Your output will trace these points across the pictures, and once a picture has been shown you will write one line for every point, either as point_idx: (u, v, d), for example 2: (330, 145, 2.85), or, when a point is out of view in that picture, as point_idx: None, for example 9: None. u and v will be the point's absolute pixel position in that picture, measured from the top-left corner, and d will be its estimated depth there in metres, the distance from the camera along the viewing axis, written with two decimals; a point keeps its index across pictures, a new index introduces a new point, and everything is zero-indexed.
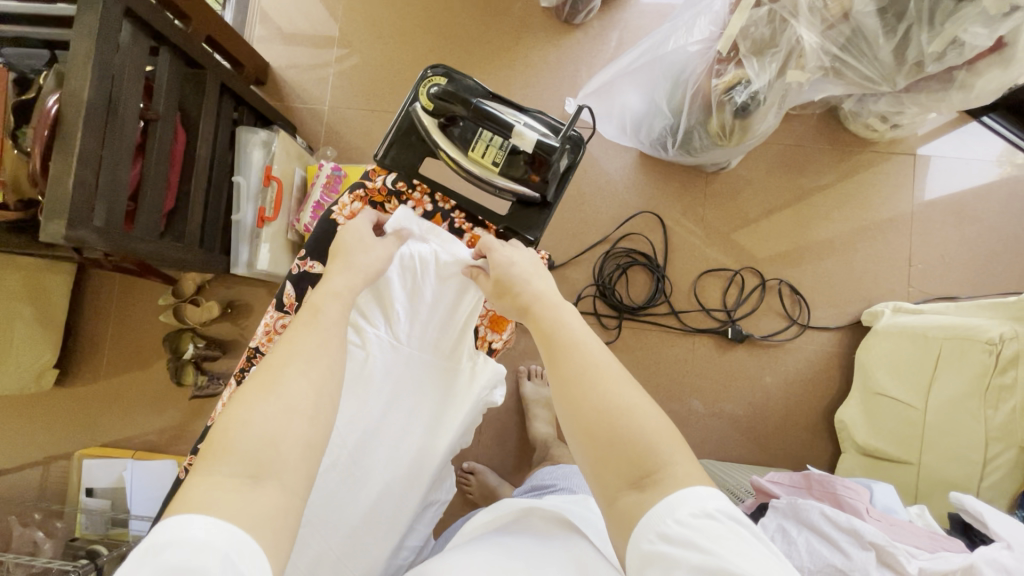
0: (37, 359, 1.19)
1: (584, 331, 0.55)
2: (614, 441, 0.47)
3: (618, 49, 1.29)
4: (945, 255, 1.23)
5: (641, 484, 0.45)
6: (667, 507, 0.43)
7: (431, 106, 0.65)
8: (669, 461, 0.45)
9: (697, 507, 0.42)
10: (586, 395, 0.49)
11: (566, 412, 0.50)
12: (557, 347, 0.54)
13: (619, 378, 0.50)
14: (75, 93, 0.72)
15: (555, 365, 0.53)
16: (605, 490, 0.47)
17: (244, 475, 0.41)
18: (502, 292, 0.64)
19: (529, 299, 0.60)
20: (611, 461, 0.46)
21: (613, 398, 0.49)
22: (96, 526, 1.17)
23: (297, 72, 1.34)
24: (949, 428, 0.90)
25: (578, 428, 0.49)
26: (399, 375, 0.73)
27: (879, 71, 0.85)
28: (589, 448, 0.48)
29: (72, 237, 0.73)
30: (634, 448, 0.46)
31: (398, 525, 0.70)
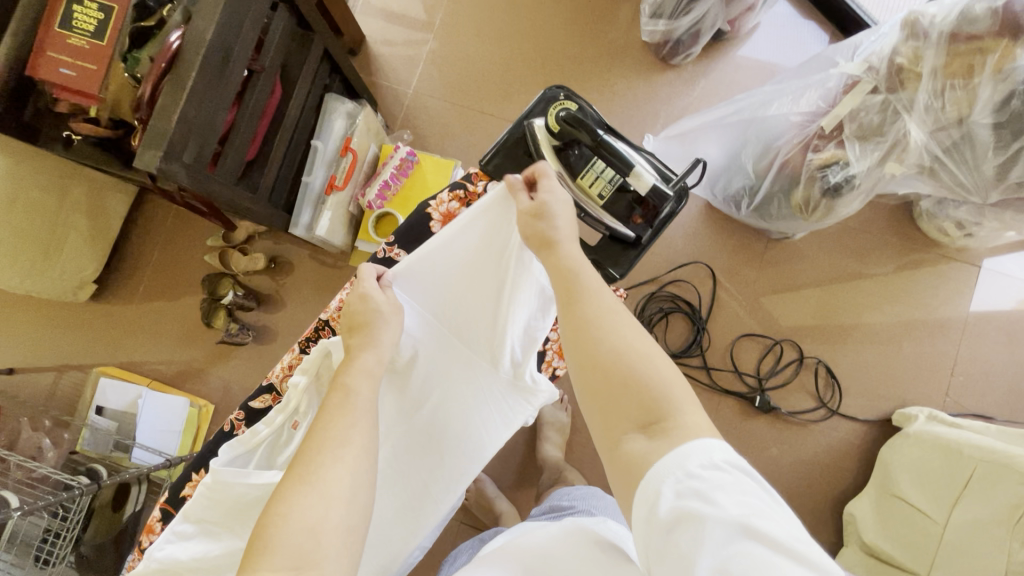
0: (80, 271, 1.21)
1: (598, 281, 0.55)
2: (627, 387, 0.48)
3: (707, 96, 1.29)
4: (989, 373, 1.21)
5: (648, 428, 0.46)
6: (676, 458, 0.42)
7: (556, 128, 0.64)
8: (678, 410, 0.46)
9: (706, 457, 0.41)
10: (602, 339, 0.50)
11: (579, 351, 0.52)
12: (574, 294, 0.54)
13: (634, 329, 0.51)
14: (198, 35, 0.74)
15: (570, 309, 0.54)
16: (611, 434, 0.48)
17: (289, 567, 0.44)
18: (537, 217, 0.60)
19: (549, 235, 0.59)
20: (622, 405, 0.48)
21: (628, 345, 0.50)
22: (100, 446, 1.21)
23: (390, 50, 1.36)
24: (965, 548, 0.88)
25: (590, 373, 0.50)
26: (453, 381, 0.73)
27: (976, 180, 0.84)
28: (599, 393, 0.49)
29: (163, 170, 0.74)
30: (646, 394, 0.47)
31: (430, 520, 0.71)
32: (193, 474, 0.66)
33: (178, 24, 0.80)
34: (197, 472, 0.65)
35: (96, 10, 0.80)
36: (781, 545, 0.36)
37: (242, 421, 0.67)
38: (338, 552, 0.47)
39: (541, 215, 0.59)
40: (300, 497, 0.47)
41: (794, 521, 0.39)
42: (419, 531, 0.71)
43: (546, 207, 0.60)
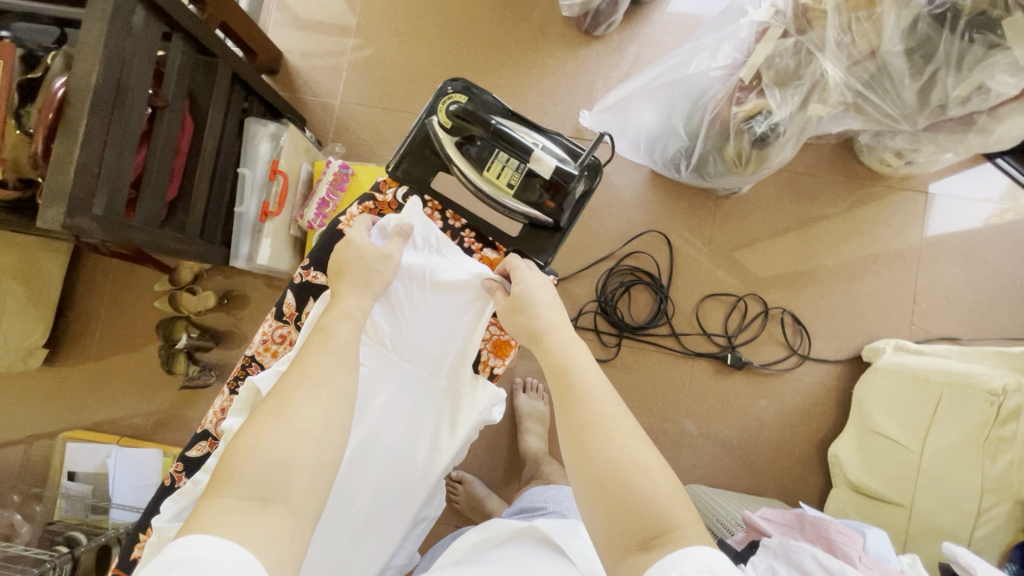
0: (26, 338, 1.17)
1: (595, 379, 0.53)
2: (624, 500, 0.44)
3: (637, 63, 1.28)
4: (950, 295, 1.22)
5: (648, 545, 0.43)
6: (669, 565, 0.40)
7: (449, 124, 0.64)
8: (679, 524, 0.43)
9: (702, 565, 0.40)
10: (599, 450, 0.47)
11: (575, 461, 0.48)
12: (569, 391, 0.52)
13: (635, 434, 0.48)
14: (83, 78, 0.70)
15: (565, 409, 0.51)
16: (612, 549, 0.45)
17: (253, 498, 0.41)
18: (514, 312, 0.62)
19: (535, 328, 0.59)
20: (621, 522, 0.44)
21: (627, 457, 0.46)
22: (77, 511, 1.17)
23: (310, 63, 1.32)
24: (944, 471, 0.90)
25: (586, 483, 0.46)
26: (397, 395, 0.72)
27: (901, 110, 0.84)
28: (599, 506, 0.46)
29: (70, 226, 0.71)
30: (646, 509, 0.44)
31: (393, 536, 0.70)
32: (141, 536, 0.65)
33: (61, 71, 0.78)
34: (143, 533, 0.65)
35: None
36: None
37: (182, 475, 0.67)
38: (309, 491, 0.44)
39: (517, 309, 0.62)
40: (270, 429, 0.45)
41: None
42: (381, 550, 0.70)
43: (523, 299, 0.62)
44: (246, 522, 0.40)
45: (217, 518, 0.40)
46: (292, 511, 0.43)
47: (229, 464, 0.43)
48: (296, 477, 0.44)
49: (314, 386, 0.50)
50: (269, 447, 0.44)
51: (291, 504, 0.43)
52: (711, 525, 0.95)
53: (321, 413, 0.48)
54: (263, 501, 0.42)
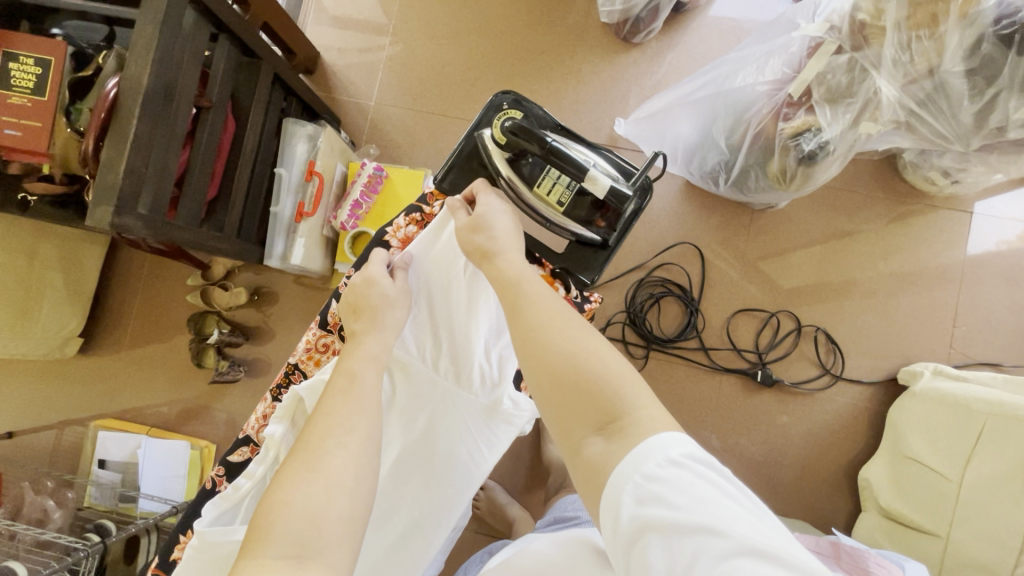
0: (64, 326, 1.20)
1: (543, 286, 0.56)
2: (578, 388, 0.48)
3: (674, 71, 1.26)
4: (992, 319, 1.18)
5: (606, 428, 0.46)
6: (634, 459, 0.43)
7: (503, 140, 0.62)
8: (631, 404, 0.46)
9: (662, 455, 0.42)
10: (551, 346, 0.50)
11: (530, 363, 0.51)
12: (518, 300, 0.54)
13: (582, 328, 0.51)
14: (133, 79, 0.71)
15: (518, 316, 0.53)
16: (571, 438, 0.48)
17: (292, 556, 0.44)
18: (473, 230, 0.61)
19: (487, 246, 0.60)
20: (578, 408, 0.47)
21: (578, 349, 0.49)
22: (106, 500, 1.20)
23: (346, 64, 1.33)
24: (984, 505, 0.87)
25: (542, 379, 0.50)
26: (435, 411, 0.71)
27: (956, 130, 0.80)
28: (557, 401, 0.49)
29: (118, 225, 0.72)
30: (599, 392, 0.47)
31: (429, 549, 0.71)
32: (180, 537, 0.66)
33: (114, 71, 0.79)
34: (184, 534, 0.65)
35: (33, 65, 0.77)
36: (733, 538, 0.37)
37: (221, 477, 0.68)
38: (341, 543, 0.48)
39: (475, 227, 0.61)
40: (304, 484, 0.49)
41: (762, 514, 0.40)
42: (419, 561, 0.71)
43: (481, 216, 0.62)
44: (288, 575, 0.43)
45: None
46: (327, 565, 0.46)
47: None
48: (330, 530, 0.47)
49: None
50: (304, 501, 0.48)
51: (326, 558, 0.46)
52: None
53: (351, 461, 0.52)
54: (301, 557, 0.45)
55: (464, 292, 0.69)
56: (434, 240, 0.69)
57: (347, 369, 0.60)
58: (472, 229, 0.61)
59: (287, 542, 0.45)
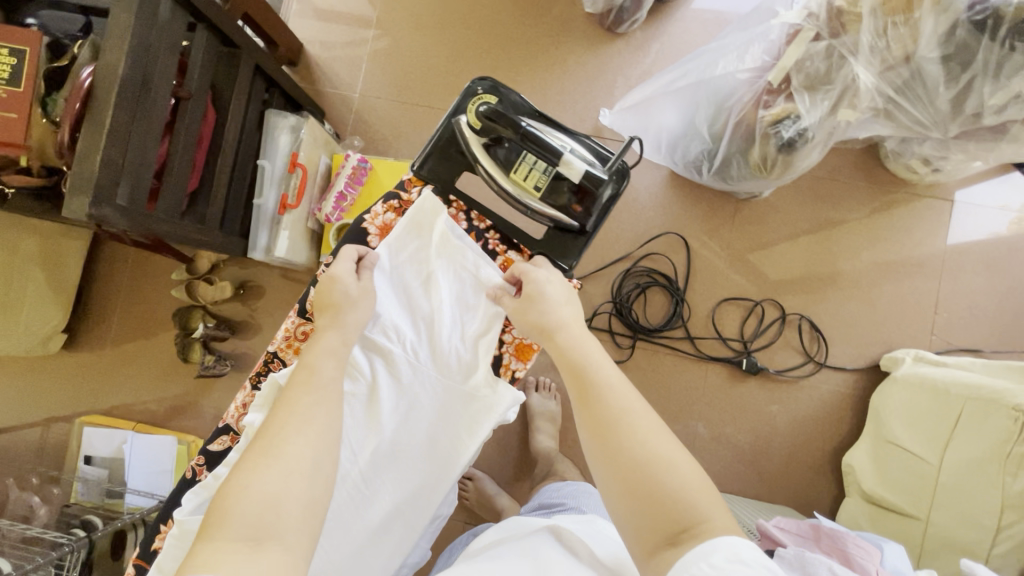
0: (46, 322, 1.18)
1: (614, 374, 0.52)
2: (652, 496, 0.44)
3: (659, 61, 1.26)
4: (972, 306, 1.20)
5: (677, 540, 0.42)
6: (700, 554, 0.40)
7: (478, 125, 0.63)
8: (706, 515, 0.42)
9: (731, 552, 0.39)
10: (623, 445, 0.46)
11: (599, 460, 0.47)
12: (588, 387, 0.51)
13: (655, 427, 0.47)
14: (109, 68, 0.70)
15: (586, 408, 0.50)
16: (641, 545, 0.44)
17: (246, 539, 0.42)
18: (524, 308, 0.62)
19: (548, 325, 0.59)
20: (651, 516, 0.43)
21: (651, 451, 0.45)
22: (93, 495, 1.19)
23: (331, 56, 1.32)
24: (963, 487, 0.88)
25: (614, 482, 0.46)
26: (409, 399, 0.71)
27: (932, 116, 0.82)
28: (626, 502, 0.45)
29: (95, 216, 0.71)
30: (672, 502, 0.43)
31: (410, 538, 0.70)
32: (160, 526, 0.66)
33: (89, 60, 0.78)
34: (163, 524, 0.66)
35: (7, 54, 0.76)
36: None
37: (201, 466, 0.68)
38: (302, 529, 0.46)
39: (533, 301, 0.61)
40: (260, 471, 0.46)
41: None
42: (400, 548, 0.70)
43: (533, 296, 0.62)
44: (242, 561, 0.40)
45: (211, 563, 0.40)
46: (285, 547, 0.43)
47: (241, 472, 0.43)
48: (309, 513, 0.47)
49: None
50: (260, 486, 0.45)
51: (284, 540, 0.44)
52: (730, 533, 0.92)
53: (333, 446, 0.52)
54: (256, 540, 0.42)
55: (439, 276, 0.71)
56: (417, 223, 0.70)
57: (306, 363, 0.58)
58: (530, 304, 0.62)
59: (244, 526, 0.42)
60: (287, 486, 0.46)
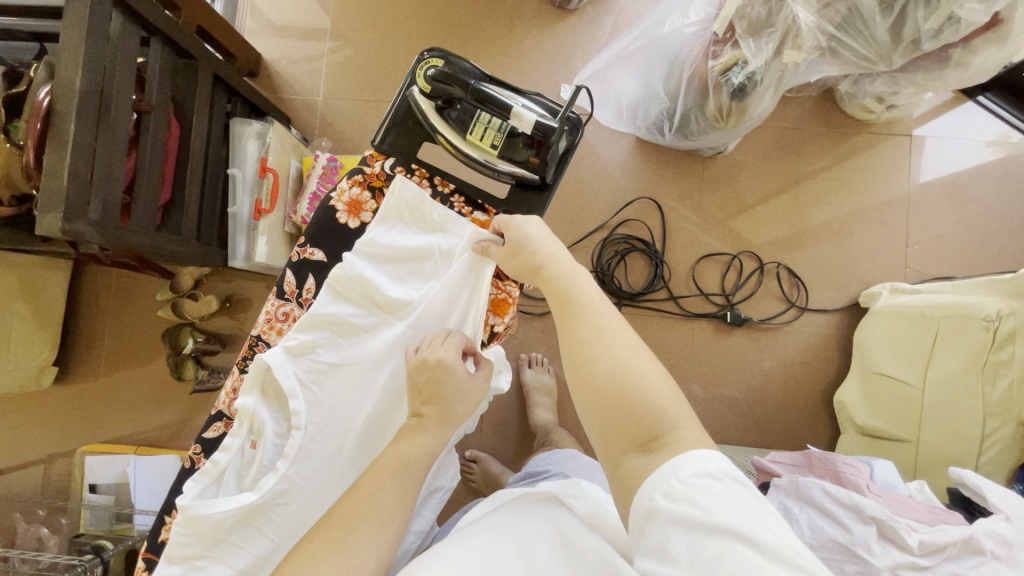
0: (36, 357, 1.18)
1: (596, 297, 0.54)
2: (622, 405, 0.46)
3: (614, 33, 1.28)
4: (941, 236, 1.23)
5: (647, 447, 0.45)
6: (669, 469, 0.42)
7: (429, 89, 0.66)
8: (676, 425, 0.45)
9: (700, 467, 0.42)
10: (596, 360, 0.49)
11: (575, 375, 0.50)
12: (570, 311, 0.54)
13: (631, 344, 0.49)
14: (66, 85, 0.71)
15: (567, 329, 0.53)
16: (610, 452, 0.47)
17: None
18: (513, 253, 0.63)
19: (537, 262, 0.60)
20: (619, 424, 0.46)
21: (626, 363, 0.47)
22: (101, 522, 1.18)
23: (290, 63, 1.33)
24: (947, 402, 0.90)
25: (587, 393, 0.48)
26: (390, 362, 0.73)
27: (876, 50, 0.85)
28: (597, 414, 0.47)
29: (69, 231, 0.72)
30: (642, 410, 0.45)
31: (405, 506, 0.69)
32: (166, 518, 0.72)
33: (45, 81, 0.79)
34: (168, 515, 0.72)
35: None
36: (768, 546, 0.37)
37: (200, 456, 0.73)
38: None
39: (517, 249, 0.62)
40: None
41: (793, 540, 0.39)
42: None
43: (518, 241, 0.63)
44: None
45: None
46: None
47: None
48: None
49: None
50: None
51: None
52: None
53: None
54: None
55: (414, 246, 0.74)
56: (396, 203, 0.74)
57: None
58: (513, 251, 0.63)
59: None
60: None
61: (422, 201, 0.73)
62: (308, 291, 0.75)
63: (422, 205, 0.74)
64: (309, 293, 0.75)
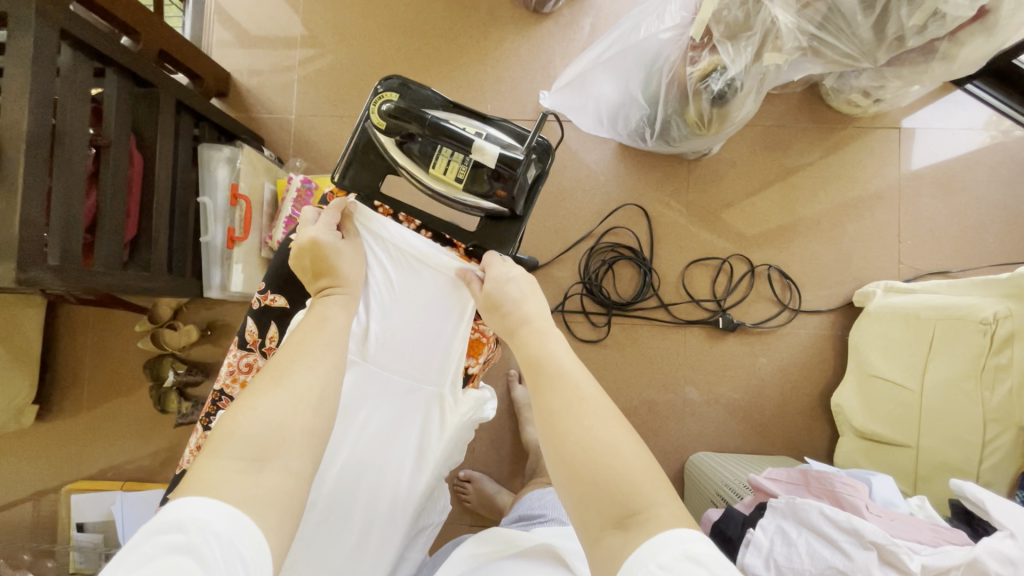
0: (15, 396, 1.15)
1: (569, 362, 0.55)
2: (598, 480, 0.45)
3: (592, 35, 1.25)
4: (934, 229, 1.20)
5: (625, 525, 0.43)
6: (648, 550, 0.40)
7: (384, 125, 0.63)
8: (653, 502, 0.43)
9: (681, 550, 0.39)
10: (569, 432, 0.48)
11: (549, 445, 0.49)
12: (542, 376, 0.54)
13: (602, 412, 0.50)
14: (13, 127, 0.67)
15: (541, 398, 0.52)
16: (588, 530, 0.45)
17: (249, 457, 0.42)
18: (492, 309, 0.64)
19: (512, 321, 0.61)
20: (595, 500, 0.45)
21: (598, 435, 0.47)
22: (90, 562, 1.15)
23: (260, 81, 1.29)
24: (945, 408, 0.88)
25: (562, 466, 0.47)
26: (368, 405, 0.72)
27: (859, 47, 0.82)
28: (573, 488, 0.46)
29: (25, 280, 0.69)
30: (617, 486, 0.44)
31: (384, 560, 0.68)
32: None
33: None
34: None
35: None
36: None
37: None
38: (303, 451, 0.46)
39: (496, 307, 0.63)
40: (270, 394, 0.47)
41: None
42: (382, 559, 0.68)
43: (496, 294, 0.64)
44: (242, 483, 0.40)
45: (215, 475, 0.40)
46: (288, 471, 0.44)
47: (225, 426, 0.44)
48: None
49: (312, 358, 0.53)
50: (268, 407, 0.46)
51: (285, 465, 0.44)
52: (721, 491, 0.95)
53: None
54: (260, 460, 0.43)
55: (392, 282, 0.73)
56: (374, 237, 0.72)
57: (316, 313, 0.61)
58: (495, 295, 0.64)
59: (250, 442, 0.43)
60: (296, 412, 0.47)
61: (402, 235, 0.71)
62: (271, 339, 0.74)
63: (401, 241, 0.71)
64: (272, 342, 0.74)
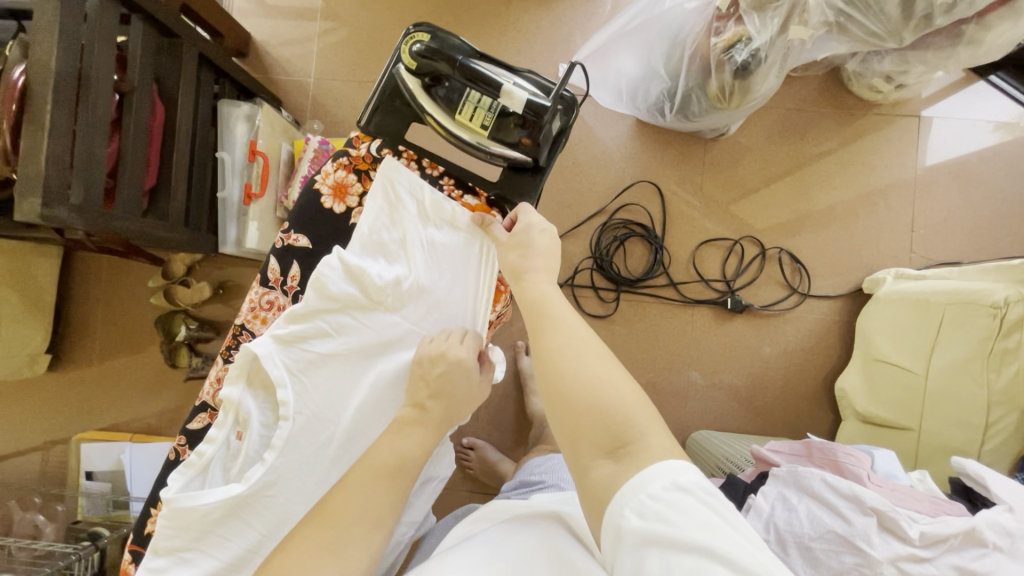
0: (27, 344, 1.16)
1: (570, 313, 0.56)
2: (592, 412, 0.47)
3: (614, 10, 1.24)
4: (948, 220, 1.20)
5: (617, 455, 0.45)
6: (638, 483, 0.42)
7: (415, 65, 0.64)
8: (645, 433, 0.45)
9: (670, 480, 0.41)
10: (566, 373, 0.49)
11: (547, 385, 0.51)
12: (541, 322, 0.55)
13: (598, 355, 0.50)
14: (42, 64, 0.68)
15: (538, 338, 0.54)
16: (579, 461, 0.47)
17: None
18: (510, 245, 0.65)
19: (517, 266, 0.62)
20: (589, 431, 0.46)
21: (594, 373, 0.49)
22: (98, 509, 1.19)
23: (280, 43, 1.29)
24: (949, 390, 0.89)
25: (559, 400, 0.49)
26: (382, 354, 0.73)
27: (886, 25, 0.82)
28: (567, 423, 0.48)
29: (47, 216, 0.70)
30: (611, 419, 0.46)
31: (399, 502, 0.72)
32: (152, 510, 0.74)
33: (19, 59, 0.75)
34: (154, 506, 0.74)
35: None
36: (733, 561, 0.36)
37: (185, 445, 0.75)
38: None
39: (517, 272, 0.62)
40: None
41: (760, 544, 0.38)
42: None
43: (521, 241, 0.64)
44: None
45: None
46: None
47: None
48: None
49: None
50: None
51: None
52: (722, 464, 0.96)
53: None
54: None
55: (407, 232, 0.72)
56: (390, 186, 0.72)
57: None
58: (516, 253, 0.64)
59: None
60: None
61: (415, 183, 0.71)
62: (293, 278, 0.75)
63: (417, 190, 0.71)
64: (294, 281, 0.75)
